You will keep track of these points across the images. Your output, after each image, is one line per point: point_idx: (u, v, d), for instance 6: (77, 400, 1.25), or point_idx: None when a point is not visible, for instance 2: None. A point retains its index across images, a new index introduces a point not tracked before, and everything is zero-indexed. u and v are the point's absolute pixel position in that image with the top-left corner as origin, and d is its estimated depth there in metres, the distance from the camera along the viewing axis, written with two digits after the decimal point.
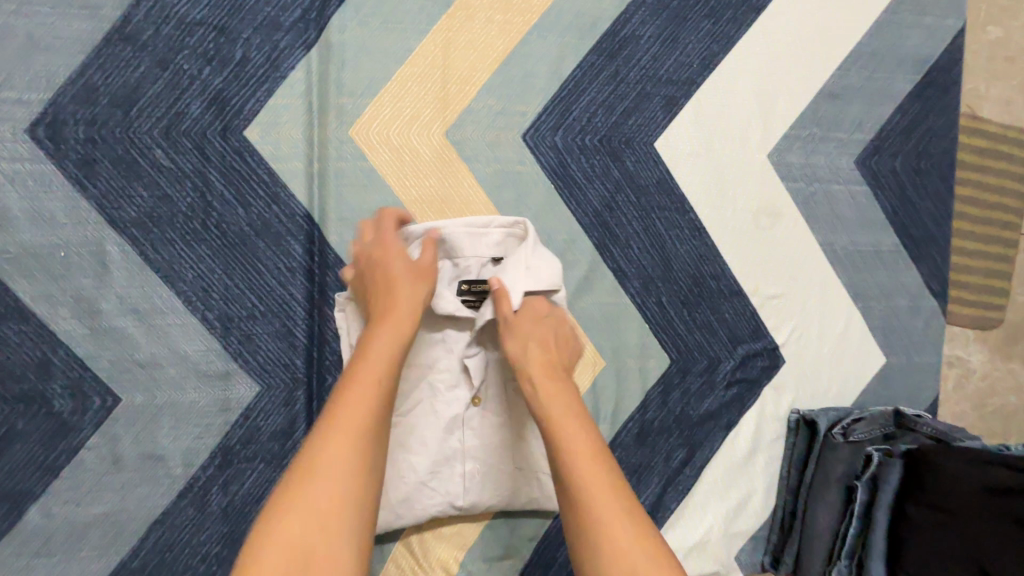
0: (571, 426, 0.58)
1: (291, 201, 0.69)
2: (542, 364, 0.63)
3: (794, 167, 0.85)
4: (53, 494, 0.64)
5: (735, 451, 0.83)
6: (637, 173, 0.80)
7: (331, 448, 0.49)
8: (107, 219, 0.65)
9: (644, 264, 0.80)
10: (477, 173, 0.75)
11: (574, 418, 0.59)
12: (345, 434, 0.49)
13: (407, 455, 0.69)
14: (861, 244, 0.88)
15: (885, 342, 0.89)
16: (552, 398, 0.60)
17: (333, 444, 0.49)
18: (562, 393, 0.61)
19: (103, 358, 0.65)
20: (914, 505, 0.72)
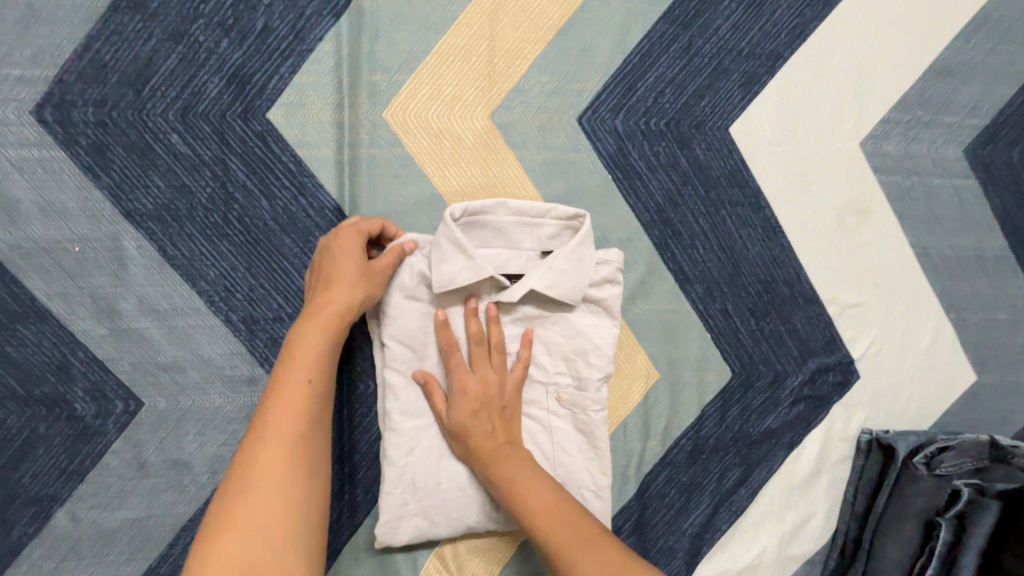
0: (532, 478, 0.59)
1: (320, 192, 0.62)
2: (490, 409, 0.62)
3: (890, 157, 0.74)
4: (78, 499, 0.62)
5: (796, 472, 0.76)
6: (707, 163, 0.70)
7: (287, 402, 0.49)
8: (122, 210, 0.59)
9: (709, 268, 0.71)
10: (525, 161, 0.66)
11: (532, 474, 0.59)
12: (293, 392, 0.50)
13: (443, 457, 0.64)
14: (961, 248, 0.76)
15: (978, 358, 0.79)
16: (508, 456, 0.60)
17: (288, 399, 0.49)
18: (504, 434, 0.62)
19: (124, 360, 0.61)
20: (1010, 552, 0.63)
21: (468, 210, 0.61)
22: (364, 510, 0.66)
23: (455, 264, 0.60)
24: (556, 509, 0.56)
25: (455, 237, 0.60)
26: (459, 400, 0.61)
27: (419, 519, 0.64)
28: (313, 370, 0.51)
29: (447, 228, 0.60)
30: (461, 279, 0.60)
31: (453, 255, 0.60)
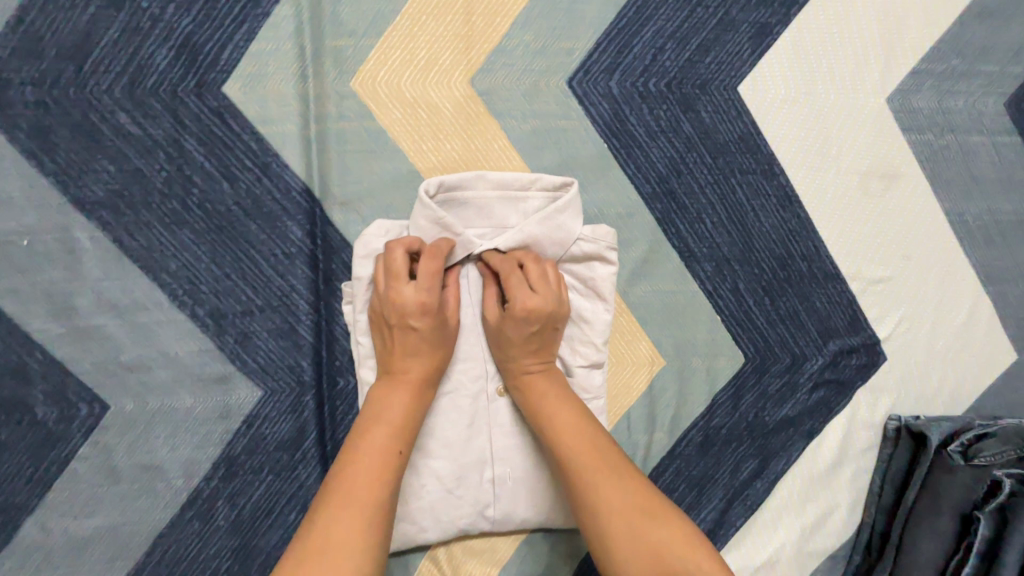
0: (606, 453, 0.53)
1: (286, 173, 0.57)
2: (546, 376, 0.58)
3: (922, 113, 0.66)
4: (47, 508, 0.58)
5: (817, 462, 0.70)
6: (713, 126, 0.63)
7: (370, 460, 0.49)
8: (72, 199, 0.54)
9: (718, 243, 0.65)
10: (511, 131, 0.59)
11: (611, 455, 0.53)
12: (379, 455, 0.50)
13: (427, 458, 0.59)
14: (1000, 214, 0.69)
15: (1018, 335, 0.71)
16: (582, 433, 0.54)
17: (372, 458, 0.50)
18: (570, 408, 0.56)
19: (85, 360, 0.57)
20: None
21: (445, 184, 0.56)
22: None
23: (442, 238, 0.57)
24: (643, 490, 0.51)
25: (435, 217, 0.55)
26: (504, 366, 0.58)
27: (406, 522, 0.59)
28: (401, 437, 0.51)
29: (423, 207, 0.55)
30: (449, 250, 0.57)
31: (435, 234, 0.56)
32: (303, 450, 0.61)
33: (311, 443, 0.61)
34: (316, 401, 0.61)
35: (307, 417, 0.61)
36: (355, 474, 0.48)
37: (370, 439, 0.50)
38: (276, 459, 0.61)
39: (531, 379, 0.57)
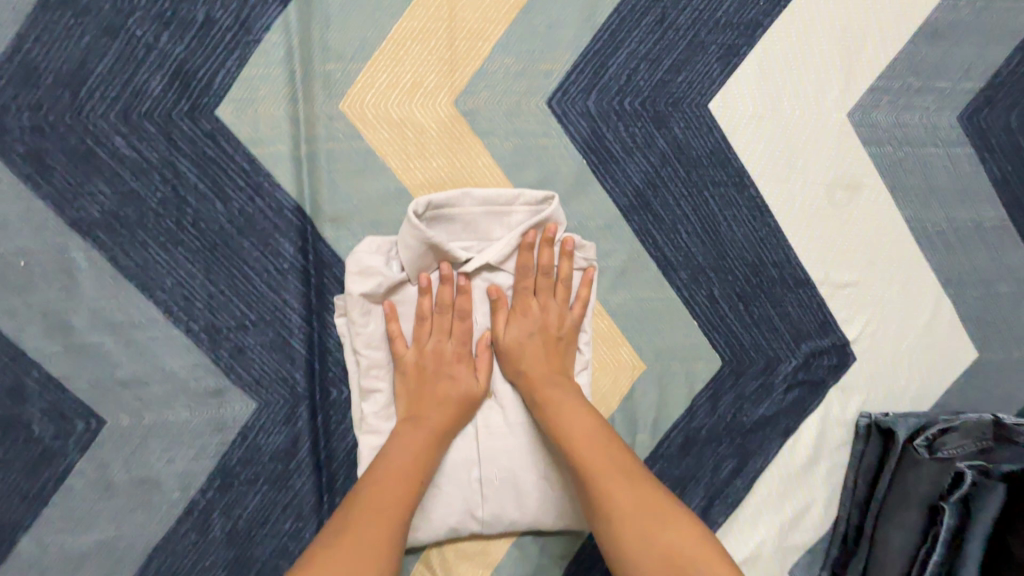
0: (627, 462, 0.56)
1: (278, 192, 0.59)
2: (548, 381, 0.61)
3: (882, 127, 0.70)
4: (43, 524, 0.59)
5: (793, 459, 0.74)
6: (686, 142, 0.66)
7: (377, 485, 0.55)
8: (68, 220, 0.56)
9: (693, 252, 0.68)
10: (494, 150, 0.62)
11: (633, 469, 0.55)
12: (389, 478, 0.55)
13: None
14: (958, 220, 0.73)
15: (980, 335, 0.75)
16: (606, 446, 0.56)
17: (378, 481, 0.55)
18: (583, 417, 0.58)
19: (81, 377, 0.58)
20: (1016, 538, 0.62)
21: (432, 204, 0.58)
22: None
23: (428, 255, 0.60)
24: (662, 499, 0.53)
25: (424, 236, 0.58)
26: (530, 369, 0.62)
27: None
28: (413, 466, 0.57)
29: (414, 229, 0.57)
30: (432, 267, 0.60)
31: (425, 251, 0.59)
32: (298, 460, 0.63)
33: (305, 453, 0.63)
34: (309, 412, 0.63)
35: (301, 428, 0.63)
36: (377, 500, 0.53)
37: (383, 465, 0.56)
38: (271, 469, 0.63)
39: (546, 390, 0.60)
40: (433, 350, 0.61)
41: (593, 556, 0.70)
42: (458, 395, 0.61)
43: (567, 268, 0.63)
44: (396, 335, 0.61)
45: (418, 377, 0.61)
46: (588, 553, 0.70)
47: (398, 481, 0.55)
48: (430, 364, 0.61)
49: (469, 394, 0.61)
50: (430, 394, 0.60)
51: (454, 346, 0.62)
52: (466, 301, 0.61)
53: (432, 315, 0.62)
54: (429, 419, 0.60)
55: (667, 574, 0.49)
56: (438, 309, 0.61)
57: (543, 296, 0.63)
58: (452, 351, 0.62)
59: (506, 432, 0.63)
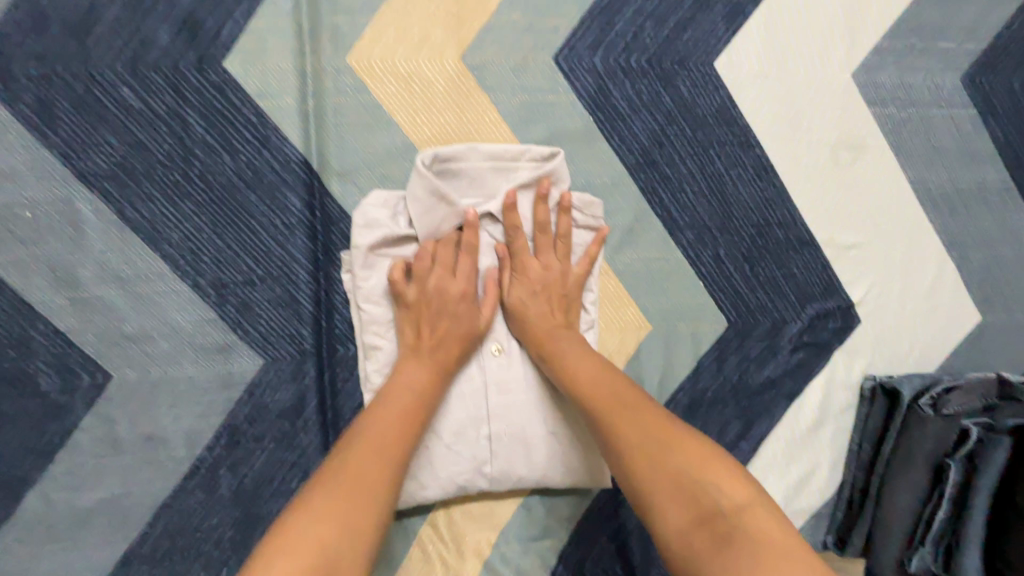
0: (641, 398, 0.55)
1: (286, 146, 0.59)
2: (555, 334, 0.61)
3: (885, 88, 0.70)
4: (50, 480, 0.59)
5: (799, 422, 0.74)
6: (692, 100, 0.66)
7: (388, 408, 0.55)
8: (75, 171, 0.56)
9: (699, 212, 0.68)
10: (501, 105, 0.62)
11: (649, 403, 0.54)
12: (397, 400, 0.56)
13: None
14: (961, 182, 0.73)
15: (982, 297, 0.76)
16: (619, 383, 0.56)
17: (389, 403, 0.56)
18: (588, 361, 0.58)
19: (88, 331, 0.58)
20: (1016, 513, 0.63)
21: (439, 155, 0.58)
22: None
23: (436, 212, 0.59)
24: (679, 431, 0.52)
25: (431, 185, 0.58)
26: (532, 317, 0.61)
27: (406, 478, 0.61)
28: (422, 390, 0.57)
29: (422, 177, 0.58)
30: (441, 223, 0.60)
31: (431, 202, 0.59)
32: (305, 418, 0.63)
33: (312, 410, 0.63)
34: (316, 369, 0.63)
35: (308, 385, 0.63)
36: (387, 421, 0.54)
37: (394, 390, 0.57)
38: (278, 427, 0.63)
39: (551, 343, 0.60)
40: (436, 286, 0.59)
41: (600, 517, 0.71)
42: (459, 332, 0.59)
43: (568, 225, 0.63)
44: (401, 266, 0.59)
45: (421, 312, 0.59)
46: (594, 514, 0.71)
47: (395, 418, 0.55)
48: (432, 300, 0.59)
49: (471, 331, 0.60)
50: (431, 330, 0.59)
51: (455, 285, 0.60)
52: (467, 253, 0.60)
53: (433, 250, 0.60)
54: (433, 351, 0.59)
55: (681, 497, 0.48)
56: (439, 242, 0.60)
57: (544, 254, 0.63)
58: (453, 289, 0.59)
59: (515, 388, 0.64)
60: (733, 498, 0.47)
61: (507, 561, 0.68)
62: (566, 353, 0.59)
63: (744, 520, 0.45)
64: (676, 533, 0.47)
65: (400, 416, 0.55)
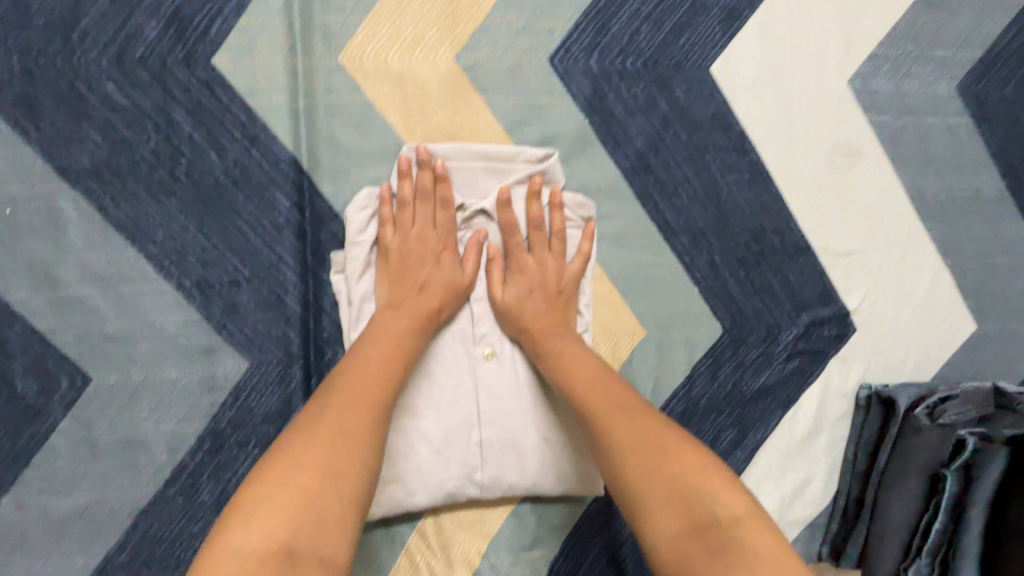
0: (626, 398, 0.53)
1: (275, 145, 0.58)
2: (551, 332, 0.60)
3: (881, 95, 0.70)
4: (25, 486, 0.57)
5: (794, 431, 0.73)
6: (688, 105, 0.66)
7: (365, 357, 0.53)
8: (57, 168, 0.55)
9: (694, 217, 0.68)
10: (495, 107, 0.61)
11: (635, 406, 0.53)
12: (376, 351, 0.54)
13: (416, 420, 0.60)
14: (956, 191, 0.73)
15: (978, 307, 0.75)
16: (600, 382, 0.55)
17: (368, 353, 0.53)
18: (580, 355, 0.58)
19: (67, 333, 0.57)
20: (1011, 524, 0.60)
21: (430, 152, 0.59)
22: None
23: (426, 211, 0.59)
24: (665, 431, 0.50)
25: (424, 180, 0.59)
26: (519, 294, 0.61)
27: (395, 486, 0.60)
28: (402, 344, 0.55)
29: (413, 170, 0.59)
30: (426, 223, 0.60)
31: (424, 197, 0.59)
32: (290, 423, 0.61)
33: (298, 415, 0.61)
34: (304, 373, 0.61)
35: (294, 389, 0.61)
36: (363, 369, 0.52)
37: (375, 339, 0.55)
38: (263, 432, 0.61)
39: (543, 336, 0.60)
40: (417, 234, 0.59)
41: (592, 528, 0.69)
42: (441, 282, 0.59)
43: (558, 221, 0.62)
44: (386, 217, 0.59)
45: (401, 261, 0.59)
46: (586, 524, 0.69)
47: (376, 369, 0.52)
48: (413, 250, 0.59)
49: (453, 281, 0.60)
50: (413, 278, 0.59)
51: (438, 238, 0.60)
52: (448, 217, 0.60)
53: (413, 203, 0.60)
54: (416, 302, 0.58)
55: (673, 502, 0.46)
56: (419, 195, 0.59)
57: (537, 250, 0.62)
58: (435, 240, 0.60)
59: (505, 392, 0.62)
60: (730, 506, 0.45)
61: (496, 571, 0.67)
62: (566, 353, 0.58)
63: (739, 532, 0.44)
64: (670, 540, 0.45)
65: (377, 362, 0.53)
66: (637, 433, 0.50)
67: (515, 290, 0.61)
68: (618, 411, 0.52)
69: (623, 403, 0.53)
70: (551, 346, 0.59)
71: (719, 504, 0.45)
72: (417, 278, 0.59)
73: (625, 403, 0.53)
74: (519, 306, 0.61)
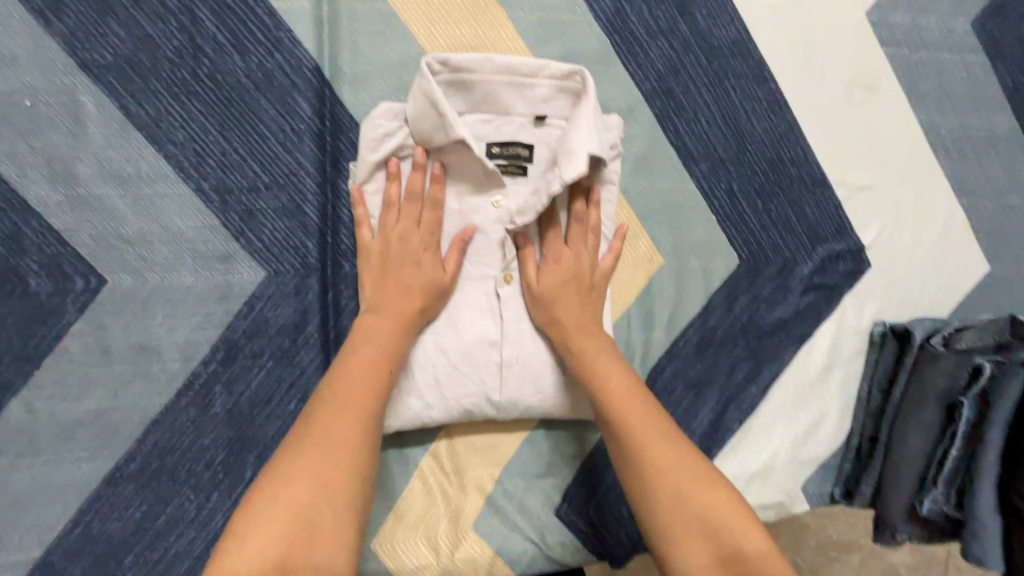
0: (645, 415, 0.54)
1: (298, 49, 0.58)
2: (581, 326, 0.60)
3: (898, 29, 0.71)
4: (35, 388, 0.56)
5: (809, 367, 0.73)
6: (709, 30, 0.66)
7: (349, 376, 0.52)
8: (78, 62, 0.54)
9: (713, 144, 0.68)
10: (518, 22, 0.62)
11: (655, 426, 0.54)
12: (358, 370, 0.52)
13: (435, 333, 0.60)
14: (971, 128, 0.74)
15: (991, 246, 0.76)
16: (614, 392, 0.56)
17: (350, 373, 0.52)
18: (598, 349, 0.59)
19: (83, 232, 0.56)
20: None
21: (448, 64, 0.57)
22: None
23: (430, 120, 0.56)
24: (682, 453, 0.52)
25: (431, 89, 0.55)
26: (549, 285, 0.60)
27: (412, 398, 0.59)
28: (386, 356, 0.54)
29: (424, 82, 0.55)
30: (431, 136, 0.56)
31: (427, 108, 0.56)
32: (306, 336, 0.61)
33: (313, 328, 0.61)
34: (320, 284, 0.61)
35: (311, 301, 0.61)
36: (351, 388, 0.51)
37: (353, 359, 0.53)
38: (277, 343, 0.60)
39: (573, 333, 0.59)
40: (398, 230, 0.58)
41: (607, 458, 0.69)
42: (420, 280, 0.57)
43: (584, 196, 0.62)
44: (362, 219, 0.59)
45: (383, 262, 0.58)
46: (601, 455, 0.69)
47: (365, 382, 0.51)
48: (393, 240, 0.58)
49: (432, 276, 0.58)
50: (393, 280, 0.57)
51: (421, 237, 0.58)
52: (434, 213, 0.59)
53: (400, 203, 0.59)
54: (402, 310, 0.56)
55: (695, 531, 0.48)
56: (407, 197, 0.59)
57: (573, 243, 0.62)
58: (413, 219, 0.58)
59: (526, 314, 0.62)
60: (752, 537, 0.46)
61: (510, 497, 0.66)
62: (590, 348, 0.59)
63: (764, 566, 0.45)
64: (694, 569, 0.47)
65: (363, 375, 0.52)
66: (654, 456, 0.51)
67: (546, 292, 0.60)
68: (633, 429, 0.53)
69: (642, 418, 0.54)
70: (579, 339, 0.59)
71: (736, 533, 0.47)
72: (394, 284, 0.57)
73: (643, 424, 0.53)
74: (552, 305, 0.60)
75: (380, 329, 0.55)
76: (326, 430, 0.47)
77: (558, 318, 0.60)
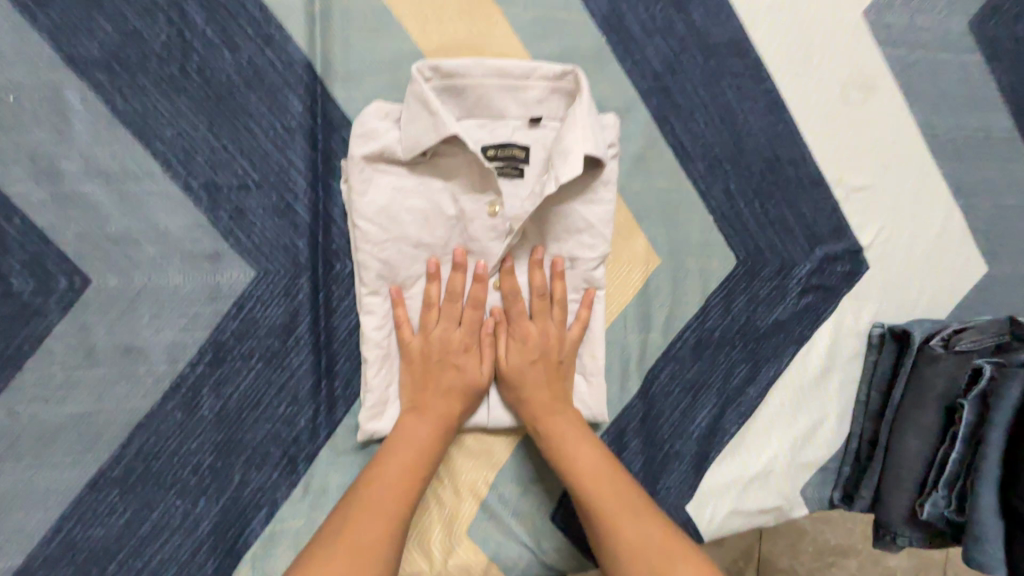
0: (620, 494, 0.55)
1: (289, 45, 0.57)
2: (552, 413, 0.60)
3: (895, 29, 0.70)
4: (16, 391, 0.55)
5: (808, 369, 0.72)
6: (705, 29, 0.66)
7: (382, 479, 0.55)
8: (64, 57, 0.53)
9: (710, 143, 0.67)
10: (513, 19, 0.61)
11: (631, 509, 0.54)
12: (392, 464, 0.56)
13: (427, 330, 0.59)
14: (968, 129, 0.73)
15: (989, 247, 0.75)
16: (588, 474, 0.56)
17: (385, 469, 0.55)
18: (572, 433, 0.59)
19: (68, 230, 0.55)
20: None
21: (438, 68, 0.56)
22: (343, 408, 0.61)
23: (423, 123, 0.55)
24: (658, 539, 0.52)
25: (423, 94, 0.54)
26: (518, 350, 0.60)
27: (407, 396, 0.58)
28: (420, 457, 0.56)
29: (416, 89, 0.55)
30: (425, 141, 0.55)
31: (420, 113, 0.55)
32: (296, 338, 0.59)
33: (304, 330, 0.60)
34: (311, 284, 0.60)
35: (301, 302, 0.59)
36: (378, 495, 0.53)
37: (391, 457, 0.56)
38: (267, 345, 0.59)
39: (544, 417, 0.59)
40: (438, 334, 0.59)
41: None
42: (460, 384, 0.59)
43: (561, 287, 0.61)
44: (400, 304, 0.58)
45: (422, 363, 0.59)
46: None
47: (394, 485, 0.54)
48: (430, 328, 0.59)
49: (472, 383, 0.59)
50: (435, 382, 0.59)
51: (462, 335, 0.59)
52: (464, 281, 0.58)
53: (440, 302, 0.59)
54: (441, 415, 0.58)
55: None
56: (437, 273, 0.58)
57: (544, 316, 0.61)
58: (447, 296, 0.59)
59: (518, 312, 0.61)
60: None
61: (505, 502, 0.65)
62: (568, 440, 0.58)
63: None
64: None
65: (398, 473, 0.55)
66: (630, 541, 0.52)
67: (520, 365, 0.60)
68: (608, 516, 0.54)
69: (621, 503, 0.54)
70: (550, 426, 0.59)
71: None
72: (436, 389, 0.58)
73: (622, 508, 0.54)
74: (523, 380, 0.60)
75: (417, 429, 0.58)
76: (358, 534, 0.51)
77: (529, 398, 0.60)
